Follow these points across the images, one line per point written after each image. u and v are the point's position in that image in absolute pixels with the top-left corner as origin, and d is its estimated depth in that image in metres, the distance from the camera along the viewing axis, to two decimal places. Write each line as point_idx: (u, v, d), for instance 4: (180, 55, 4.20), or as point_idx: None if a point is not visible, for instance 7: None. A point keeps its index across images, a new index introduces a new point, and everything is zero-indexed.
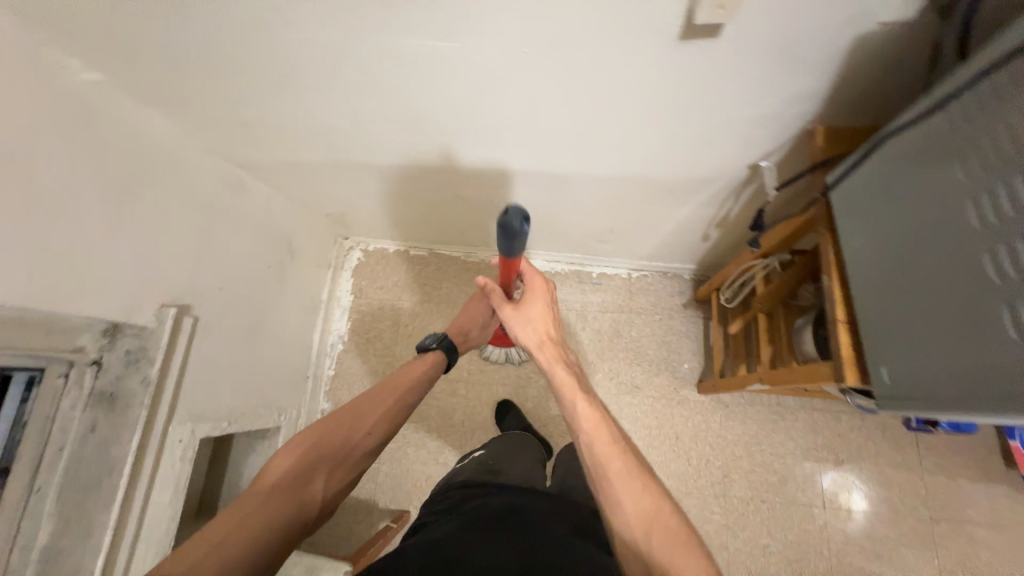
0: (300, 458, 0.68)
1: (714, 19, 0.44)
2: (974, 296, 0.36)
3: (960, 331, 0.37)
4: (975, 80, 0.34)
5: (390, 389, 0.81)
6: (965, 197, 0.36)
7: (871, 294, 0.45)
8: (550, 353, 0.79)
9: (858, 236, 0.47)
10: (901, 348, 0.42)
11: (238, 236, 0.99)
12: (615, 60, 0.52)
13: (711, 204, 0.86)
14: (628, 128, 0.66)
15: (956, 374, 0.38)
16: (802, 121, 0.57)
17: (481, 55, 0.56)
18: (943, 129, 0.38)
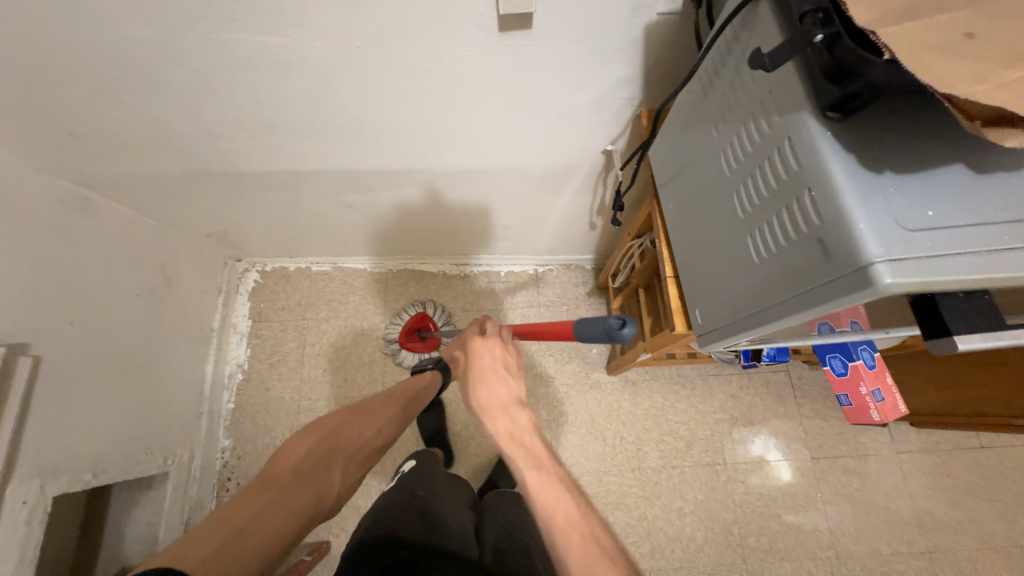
0: (318, 448, 0.73)
1: (516, 9, 0.49)
2: (728, 233, 0.41)
3: (729, 264, 0.42)
4: (710, 48, 0.40)
5: (391, 397, 0.88)
6: (714, 148, 0.42)
7: (684, 245, 0.51)
8: (493, 434, 0.61)
9: (671, 195, 0.52)
10: (703, 288, 0.47)
11: (89, 264, 0.89)
12: (450, 51, 0.56)
13: (584, 191, 0.92)
14: (486, 120, 0.70)
15: (729, 303, 0.43)
16: (630, 105, 0.64)
17: (315, 49, 0.57)
18: (700, 93, 0.43)
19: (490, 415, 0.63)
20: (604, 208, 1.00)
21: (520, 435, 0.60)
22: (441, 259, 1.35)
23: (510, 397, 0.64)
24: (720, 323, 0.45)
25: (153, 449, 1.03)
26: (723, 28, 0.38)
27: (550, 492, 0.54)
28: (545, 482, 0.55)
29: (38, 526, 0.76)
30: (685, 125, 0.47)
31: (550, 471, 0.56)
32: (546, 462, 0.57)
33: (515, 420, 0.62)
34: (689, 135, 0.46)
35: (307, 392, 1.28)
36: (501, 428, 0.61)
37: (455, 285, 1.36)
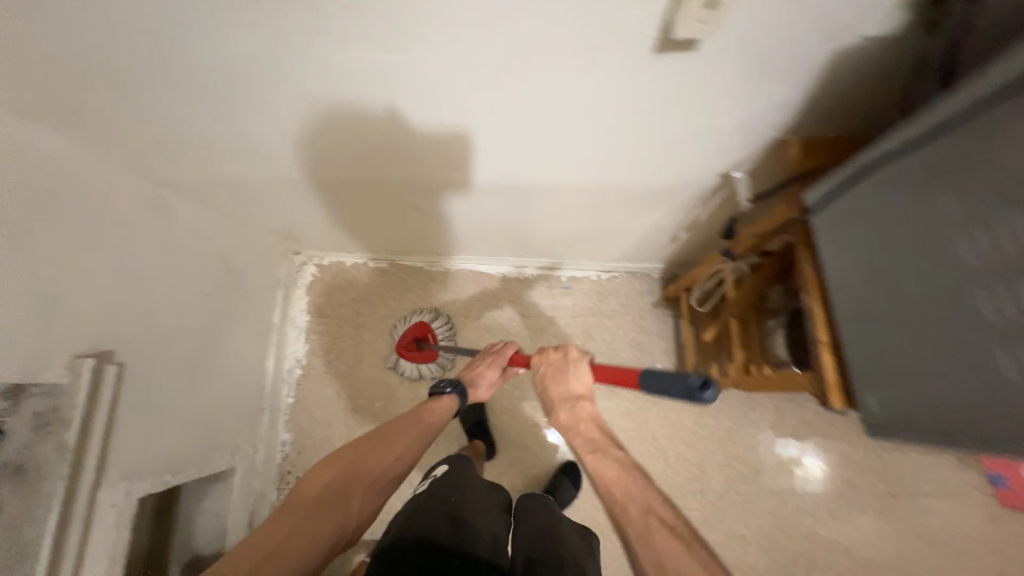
0: (336, 477, 0.66)
1: (691, 34, 0.41)
2: (963, 332, 0.39)
3: (961, 367, 0.39)
4: (966, 116, 0.35)
5: (413, 425, 0.81)
6: (951, 230, 0.39)
7: (866, 324, 0.48)
8: (556, 424, 0.73)
9: (851, 263, 0.49)
10: (896, 378, 0.46)
11: (165, 266, 0.88)
12: (586, 72, 0.49)
13: (680, 209, 0.84)
14: (598, 141, 0.63)
15: (950, 404, 0.41)
16: (774, 130, 0.56)
17: (428, 66, 0.51)
18: (935, 159, 0.38)
19: (558, 411, 0.74)
20: (694, 225, 0.92)
21: (580, 424, 0.71)
22: (501, 262, 1.30)
23: (571, 393, 0.74)
24: (928, 417, 0.43)
25: (223, 445, 1.05)
26: (986, 100, 0.33)
27: (609, 469, 0.63)
28: (604, 463, 0.64)
29: (126, 528, 0.78)
30: (899, 189, 0.42)
31: (609, 454, 0.65)
32: (604, 447, 0.66)
33: (577, 413, 0.72)
34: (905, 203, 0.42)
35: (363, 391, 1.27)
36: (561, 419, 0.73)
37: (513, 288, 1.31)
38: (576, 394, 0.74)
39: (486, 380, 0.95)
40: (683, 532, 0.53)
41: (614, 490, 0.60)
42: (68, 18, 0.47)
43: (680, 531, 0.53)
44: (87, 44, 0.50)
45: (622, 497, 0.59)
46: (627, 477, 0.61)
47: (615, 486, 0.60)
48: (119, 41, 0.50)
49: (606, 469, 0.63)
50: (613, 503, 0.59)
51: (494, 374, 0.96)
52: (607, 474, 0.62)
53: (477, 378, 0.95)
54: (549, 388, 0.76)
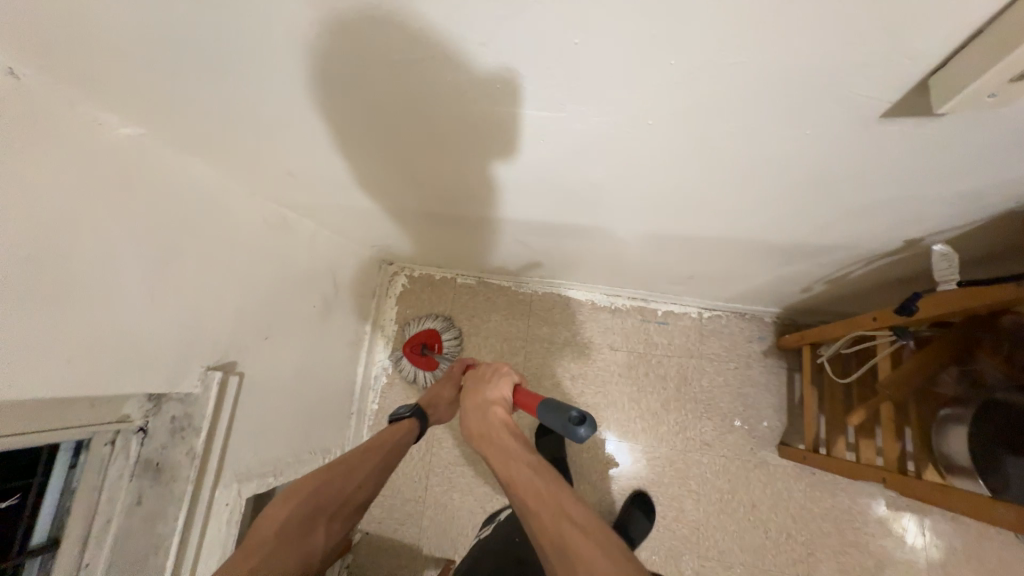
0: (297, 512, 0.65)
1: (970, 108, 0.33)
2: None
3: None
4: None
5: (377, 447, 0.77)
6: None
7: None
8: (469, 436, 0.69)
9: None
10: None
11: (283, 280, 0.93)
12: (788, 134, 0.43)
13: (831, 265, 0.72)
14: (752, 194, 0.55)
15: None
16: (1014, 199, 0.46)
17: (574, 118, 0.46)
18: None
19: (472, 421, 0.70)
20: (838, 281, 0.80)
21: (493, 429, 0.67)
22: (591, 290, 1.23)
23: (487, 400, 0.71)
24: None
25: (317, 449, 1.11)
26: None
27: (518, 469, 0.59)
28: (513, 464, 0.60)
29: (235, 527, 0.84)
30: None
31: (519, 453, 0.61)
32: (513, 448, 0.62)
33: (489, 419, 0.68)
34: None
35: None
36: (474, 430, 0.68)
37: (602, 318, 1.23)
38: (490, 401, 0.71)
39: (445, 400, 0.89)
40: (596, 533, 0.49)
41: (527, 498, 0.55)
42: (232, 73, 0.49)
43: (590, 532, 0.49)
44: (246, 92, 0.52)
45: (535, 504, 0.54)
46: (538, 479, 0.57)
47: (526, 490, 0.56)
48: (274, 91, 0.52)
49: (515, 471, 0.59)
50: (528, 515, 0.54)
51: (453, 392, 0.90)
52: (519, 484, 0.57)
53: (435, 400, 0.89)
54: (468, 402, 0.73)
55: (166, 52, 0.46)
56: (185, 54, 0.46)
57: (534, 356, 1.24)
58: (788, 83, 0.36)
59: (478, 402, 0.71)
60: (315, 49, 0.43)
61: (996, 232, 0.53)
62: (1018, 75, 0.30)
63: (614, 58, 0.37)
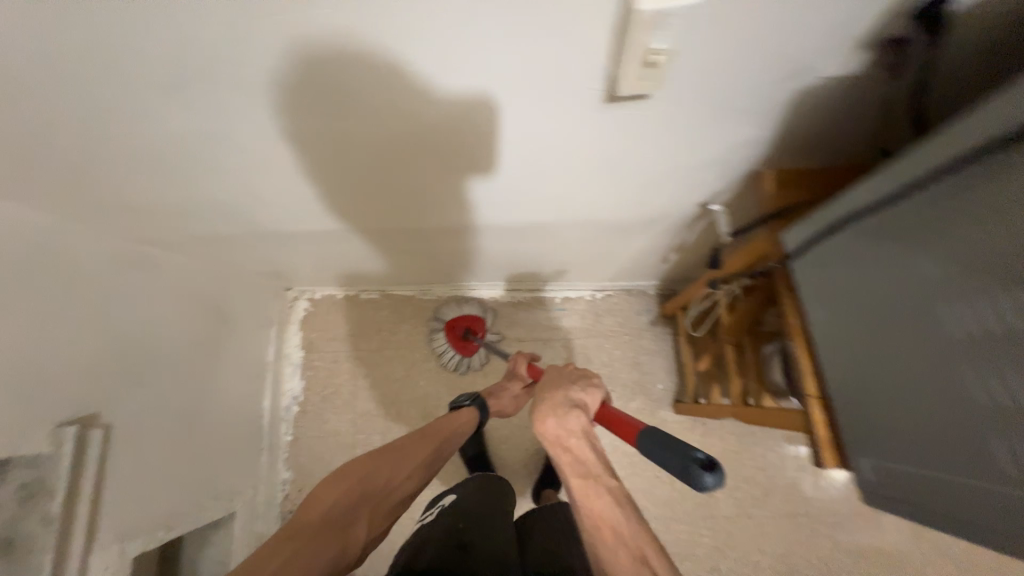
0: (346, 496, 0.61)
1: (637, 88, 0.45)
2: (961, 414, 0.40)
3: (965, 454, 0.40)
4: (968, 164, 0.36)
5: (428, 440, 0.75)
6: (942, 298, 0.40)
7: (849, 384, 0.50)
8: (541, 432, 0.61)
9: (833, 314, 0.51)
10: (883, 443, 0.47)
11: (153, 319, 0.88)
12: (553, 118, 0.52)
13: (666, 234, 0.83)
14: (561, 174, 0.65)
15: (945, 486, 0.42)
16: (749, 163, 0.58)
17: (380, 119, 0.54)
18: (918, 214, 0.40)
19: (545, 419, 0.61)
20: (685, 248, 0.91)
21: (570, 438, 0.59)
22: (493, 287, 1.28)
23: (569, 400, 0.63)
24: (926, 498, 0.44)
25: (220, 494, 1.04)
26: (995, 149, 0.34)
27: (597, 501, 0.52)
28: (594, 493, 0.53)
29: None
30: (889, 233, 0.43)
31: (602, 482, 0.54)
32: (596, 472, 0.55)
33: (569, 425, 0.60)
34: (892, 249, 0.43)
35: (361, 425, 1.26)
36: (549, 428, 0.60)
37: (506, 313, 1.29)
38: (574, 402, 0.63)
39: (510, 393, 0.93)
40: None
41: (604, 531, 0.50)
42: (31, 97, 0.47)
43: None
44: (59, 117, 0.51)
45: (611, 541, 0.49)
46: (623, 516, 0.50)
47: (603, 522, 0.50)
48: (91, 113, 0.51)
49: (593, 501, 0.52)
50: (597, 548, 0.49)
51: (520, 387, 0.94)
52: (595, 515, 0.51)
53: (499, 392, 0.92)
54: (544, 392, 0.65)
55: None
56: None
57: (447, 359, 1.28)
58: (526, 75, 0.46)
59: (556, 404, 0.63)
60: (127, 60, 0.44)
61: (750, 194, 0.65)
62: (645, 62, 0.41)
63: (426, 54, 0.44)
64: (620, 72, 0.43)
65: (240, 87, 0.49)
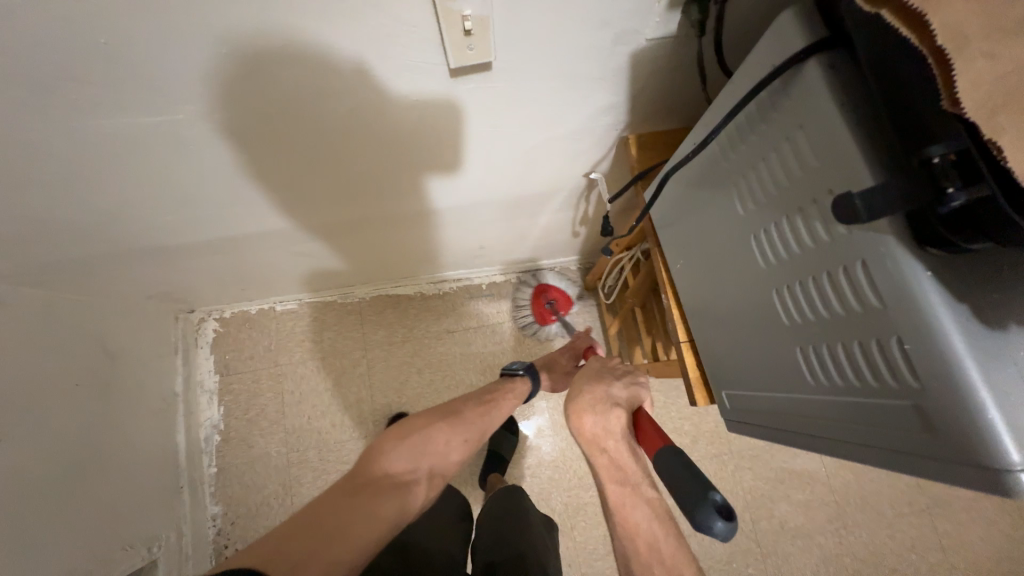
0: (410, 452, 0.63)
1: (470, 58, 0.48)
2: (771, 333, 0.44)
3: (777, 369, 0.44)
4: (745, 101, 0.38)
5: (483, 407, 0.74)
6: (746, 229, 0.43)
7: (701, 318, 0.55)
8: (578, 429, 0.62)
9: (683, 257, 0.55)
10: (728, 369, 0.52)
11: (20, 364, 0.77)
12: (424, 93, 0.54)
13: (566, 206, 0.87)
14: (442, 152, 0.66)
15: (768, 401, 0.46)
16: (615, 128, 0.63)
17: (233, 103, 0.52)
18: (721, 154, 0.43)
19: (583, 420, 0.61)
20: (589, 219, 0.95)
21: (608, 440, 0.59)
22: (417, 281, 1.26)
23: (611, 399, 0.63)
24: (758, 414, 0.48)
25: (133, 542, 0.95)
26: (747, 100, 0.38)
27: (634, 512, 0.54)
28: (631, 503, 0.55)
29: None
30: (706, 189, 0.47)
31: (641, 492, 0.55)
32: (635, 481, 0.56)
33: (612, 428, 0.60)
34: (709, 203, 0.47)
35: (294, 443, 1.19)
36: (587, 428, 0.61)
37: (434, 305, 1.27)
38: (616, 400, 0.62)
39: (562, 367, 0.88)
40: None
41: (638, 542, 0.53)
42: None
43: None
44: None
45: (644, 552, 0.53)
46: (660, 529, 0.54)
47: (639, 536, 0.53)
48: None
49: (628, 512, 0.55)
50: (630, 556, 0.54)
51: (569, 361, 0.89)
52: (625, 531, 0.55)
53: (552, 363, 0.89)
54: (587, 384, 0.65)
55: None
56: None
57: (377, 361, 1.24)
58: (386, 52, 0.47)
59: (596, 405, 0.62)
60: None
61: (624, 159, 0.70)
62: (465, 31, 0.45)
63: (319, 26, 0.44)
64: (445, 43, 0.46)
65: (79, 78, 0.46)
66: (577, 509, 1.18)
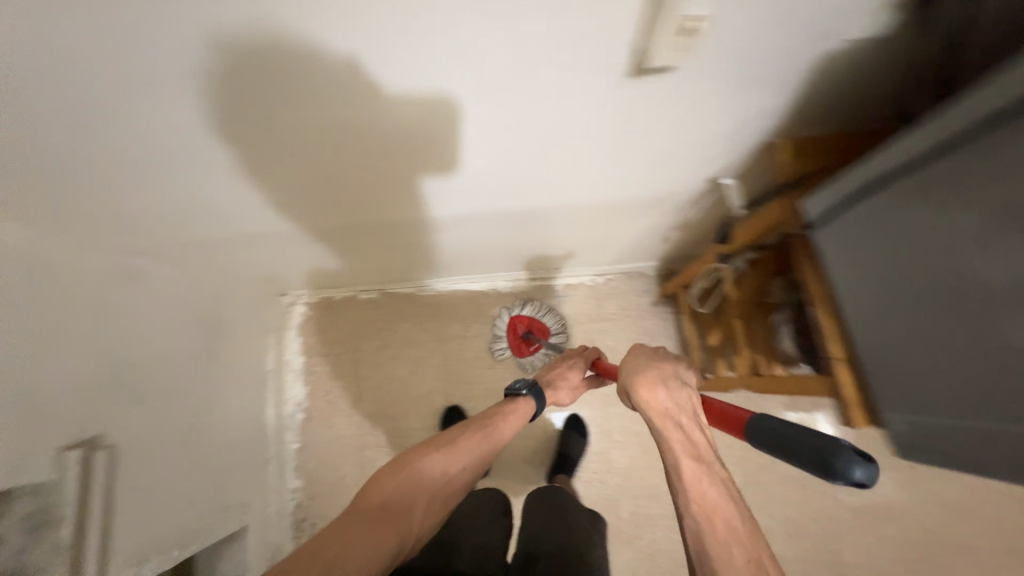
0: (404, 484, 0.61)
1: (668, 57, 0.47)
2: (994, 360, 0.42)
3: (996, 398, 0.43)
4: (1007, 115, 0.36)
5: (483, 430, 0.72)
6: (971, 250, 0.42)
7: (878, 339, 0.53)
8: (650, 402, 0.63)
9: (857, 273, 0.54)
10: (914, 394, 0.50)
11: (153, 330, 0.84)
12: (587, 94, 0.54)
13: (675, 210, 0.85)
14: (575, 154, 0.66)
15: (973, 430, 0.45)
16: (767, 132, 0.61)
17: (408, 106, 0.55)
18: (947, 169, 0.41)
19: (656, 391, 0.63)
20: (689, 225, 0.93)
21: (680, 414, 0.60)
22: (494, 279, 1.28)
23: (679, 378, 0.65)
24: (955, 442, 0.47)
25: (231, 506, 1.03)
26: (1009, 111, 0.36)
27: (712, 489, 0.52)
28: (707, 478, 0.53)
29: None
30: (914, 201, 0.45)
31: (714, 469, 0.54)
32: (706, 457, 0.56)
33: (683, 402, 0.62)
34: (920, 217, 0.45)
35: (370, 427, 1.24)
36: (660, 400, 0.62)
37: (509, 303, 1.28)
38: (683, 381, 0.65)
39: (568, 383, 0.84)
40: None
41: (714, 516, 0.50)
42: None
43: None
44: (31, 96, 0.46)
45: (721, 532, 0.49)
46: (734, 509, 0.51)
47: (717, 512, 0.50)
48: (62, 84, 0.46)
49: (706, 489, 0.52)
50: (706, 535, 0.49)
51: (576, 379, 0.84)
52: (702, 503, 0.51)
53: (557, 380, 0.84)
54: (654, 362, 0.67)
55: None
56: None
57: (451, 354, 1.27)
58: (570, 48, 0.48)
59: (666, 384, 0.64)
60: (133, 15, 0.42)
61: (761, 164, 0.68)
62: (679, 29, 0.43)
63: (316, 17, 0.43)
64: (655, 44, 0.46)
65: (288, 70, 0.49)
66: (645, 520, 1.15)
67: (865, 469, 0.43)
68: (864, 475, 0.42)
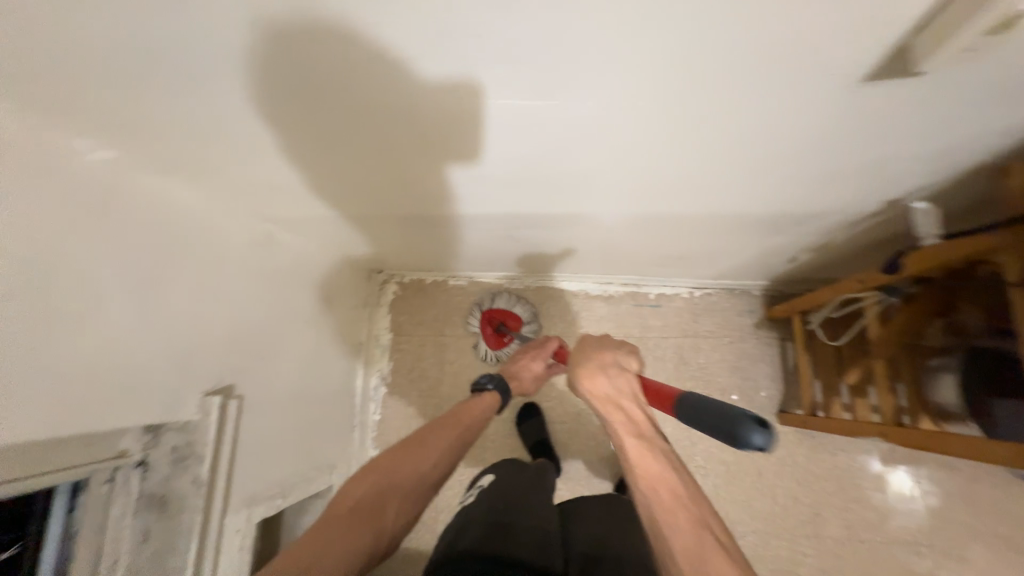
0: (374, 488, 0.59)
1: (949, 63, 0.38)
2: None
3: None
4: None
5: (447, 427, 0.70)
6: None
7: None
8: (591, 392, 0.59)
9: None
10: None
11: (279, 296, 0.89)
12: (802, 101, 0.46)
13: (822, 228, 0.77)
14: (735, 163, 0.59)
15: None
16: (992, 152, 0.53)
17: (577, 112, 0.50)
18: None
19: (596, 382, 0.59)
20: (828, 245, 0.84)
21: (623, 400, 0.58)
22: (584, 279, 1.24)
23: (618, 364, 0.60)
24: None
25: (321, 465, 1.09)
26: None
27: (655, 465, 0.53)
28: (652, 455, 0.53)
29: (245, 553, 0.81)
30: None
31: (658, 445, 0.54)
32: (649, 436, 0.55)
33: (625, 391, 0.58)
34: None
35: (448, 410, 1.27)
36: (600, 389, 0.58)
37: (597, 306, 1.24)
38: (623, 366, 0.60)
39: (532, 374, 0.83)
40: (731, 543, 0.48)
41: (661, 493, 0.51)
42: (215, 62, 0.42)
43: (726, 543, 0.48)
44: (231, 95, 0.47)
45: (666, 505, 0.50)
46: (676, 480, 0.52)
47: (662, 487, 0.51)
48: (265, 89, 0.47)
49: (650, 465, 0.53)
50: (653, 508, 0.50)
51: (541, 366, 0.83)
52: (649, 481, 0.52)
53: (521, 371, 0.83)
54: (589, 350, 0.62)
55: (144, 52, 0.40)
56: (162, 49, 0.40)
57: None
58: (818, 45, 0.39)
59: (606, 373, 0.59)
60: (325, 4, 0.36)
61: (970, 185, 0.61)
62: (994, 27, 0.34)
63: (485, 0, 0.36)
64: (931, 52, 0.37)
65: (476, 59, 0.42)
66: None
67: (763, 436, 0.44)
68: (762, 441, 0.44)
